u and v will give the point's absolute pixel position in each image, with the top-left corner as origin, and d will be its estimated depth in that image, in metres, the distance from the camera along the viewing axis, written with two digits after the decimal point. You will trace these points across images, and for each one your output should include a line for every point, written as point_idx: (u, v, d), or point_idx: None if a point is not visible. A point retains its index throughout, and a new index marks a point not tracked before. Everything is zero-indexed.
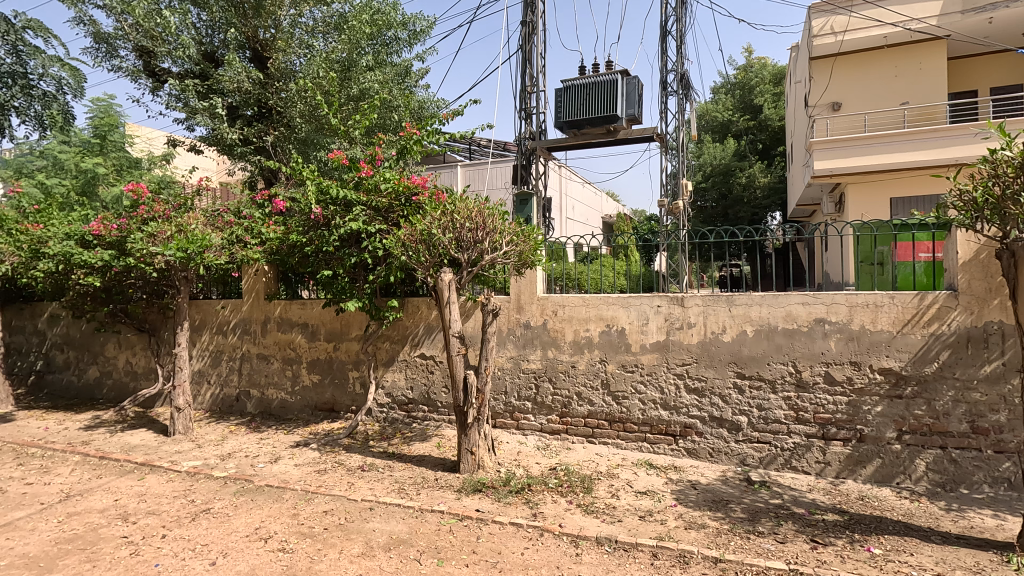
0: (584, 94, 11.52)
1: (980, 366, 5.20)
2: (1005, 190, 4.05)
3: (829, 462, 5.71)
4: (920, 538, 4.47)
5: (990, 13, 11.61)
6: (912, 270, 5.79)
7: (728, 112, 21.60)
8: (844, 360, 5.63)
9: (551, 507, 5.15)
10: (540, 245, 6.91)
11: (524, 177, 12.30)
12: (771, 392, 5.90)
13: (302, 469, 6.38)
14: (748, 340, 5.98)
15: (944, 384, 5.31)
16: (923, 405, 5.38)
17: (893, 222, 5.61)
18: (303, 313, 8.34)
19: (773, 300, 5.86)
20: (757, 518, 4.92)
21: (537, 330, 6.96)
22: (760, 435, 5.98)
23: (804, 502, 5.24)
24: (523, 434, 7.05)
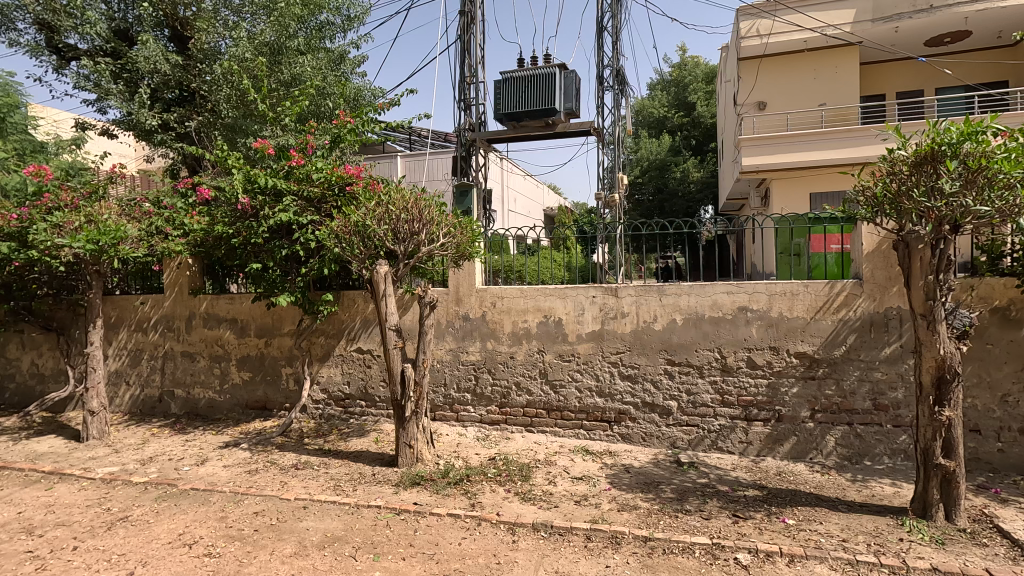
0: (523, 86, 11.57)
1: (882, 348, 5.67)
2: (901, 186, 4.42)
3: (751, 441, 6.07)
4: (828, 507, 4.85)
5: (897, 23, 12.54)
6: (825, 261, 6.21)
7: (663, 108, 22.33)
8: (764, 345, 5.98)
9: (489, 496, 5.20)
10: (478, 237, 6.91)
11: (465, 168, 12.23)
12: (699, 377, 6.20)
13: (231, 470, 6.12)
14: (677, 328, 6.24)
15: (851, 365, 5.75)
16: (832, 385, 5.81)
17: (808, 216, 5.98)
18: (232, 308, 7.97)
19: (700, 289, 6.14)
20: (685, 497, 5.18)
21: (475, 322, 6.97)
22: (689, 419, 6.27)
23: (727, 480, 5.55)
24: (463, 426, 7.07)
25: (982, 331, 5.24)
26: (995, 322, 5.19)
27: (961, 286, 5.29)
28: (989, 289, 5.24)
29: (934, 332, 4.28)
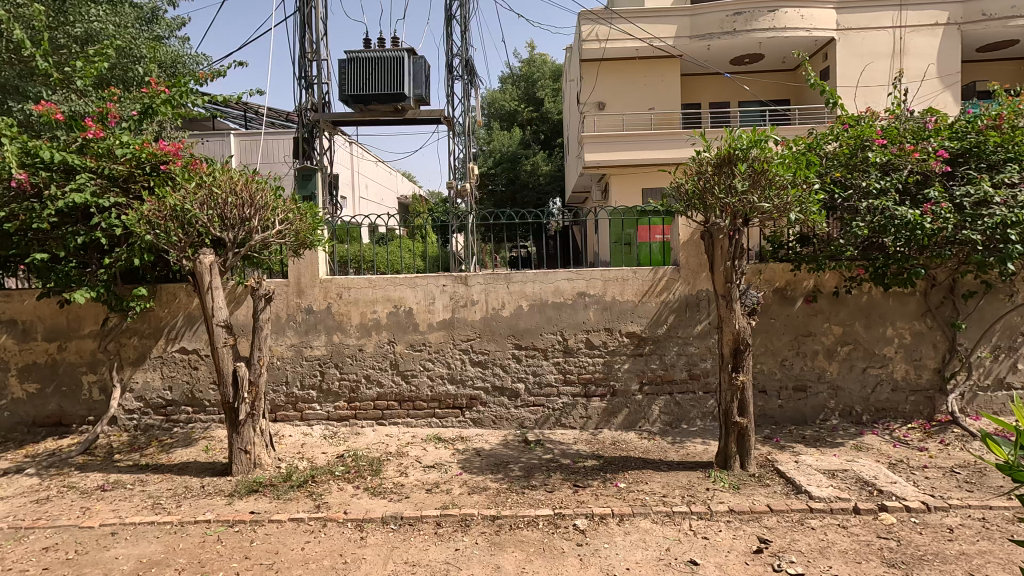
0: (371, 68, 11.12)
1: (694, 325, 6.50)
2: (706, 184, 5.07)
3: (590, 416, 6.59)
4: (653, 468, 5.46)
5: (709, 42, 14.28)
6: (650, 249, 6.92)
7: (514, 102, 23.05)
8: (600, 326, 6.51)
9: (336, 495, 4.99)
10: (320, 225, 6.51)
11: (308, 152, 11.46)
12: (544, 359, 6.55)
13: (11, 502, 5.09)
14: (524, 313, 6.52)
15: (671, 341, 6.51)
16: (656, 360, 6.53)
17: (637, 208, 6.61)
18: (8, 307, 6.58)
19: (544, 276, 6.48)
20: (532, 473, 5.46)
21: (319, 315, 6.59)
22: (535, 399, 6.61)
23: (570, 453, 5.98)
24: (308, 425, 6.67)
25: (767, 308, 6.26)
26: (776, 300, 6.24)
27: (753, 271, 6.26)
28: (772, 273, 6.27)
29: (731, 309, 5.03)
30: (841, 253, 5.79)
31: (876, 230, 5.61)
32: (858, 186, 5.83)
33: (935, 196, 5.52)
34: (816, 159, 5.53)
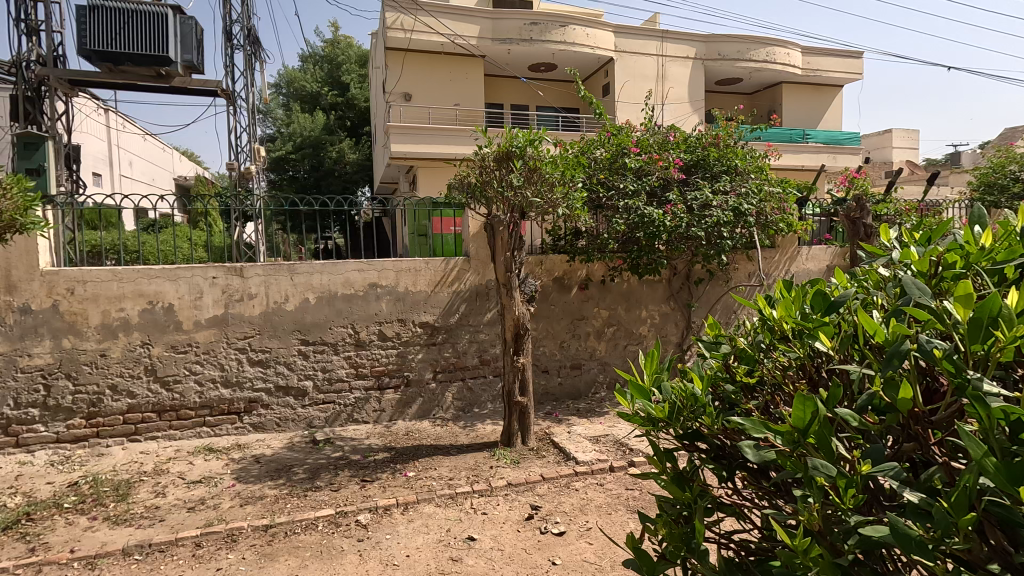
0: (123, 21, 9.32)
1: (484, 313, 6.82)
2: (486, 178, 5.28)
3: (384, 408, 6.50)
4: (442, 454, 5.59)
5: (508, 46, 14.99)
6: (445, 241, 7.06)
7: (316, 84, 21.38)
8: (393, 318, 6.43)
9: (62, 532, 4.11)
10: (39, 205, 5.22)
11: (33, 114, 9.19)
12: (333, 354, 6.24)
13: None
14: (310, 307, 6.13)
15: (463, 329, 6.73)
16: (449, 348, 6.69)
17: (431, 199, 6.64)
18: None
19: (333, 267, 6.17)
20: (317, 474, 5.18)
21: (42, 315, 5.36)
22: (325, 397, 6.29)
23: (361, 448, 5.81)
24: (28, 452, 5.41)
25: (547, 296, 6.83)
26: (555, 288, 6.83)
27: (535, 261, 6.75)
28: (552, 264, 6.84)
29: (511, 297, 5.39)
30: (606, 245, 6.62)
31: (631, 226, 6.51)
32: (618, 187, 6.68)
33: (675, 199, 6.61)
34: (584, 160, 6.17)
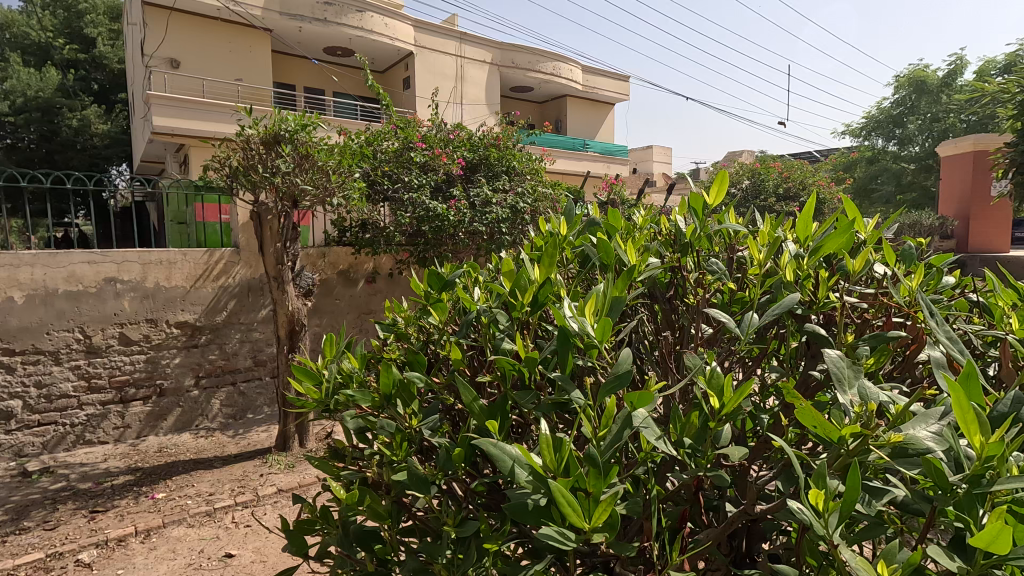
0: None
1: (258, 310, 5.99)
2: (250, 160, 4.64)
3: (129, 425, 5.41)
4: (204, 468, 4.89)
5: None
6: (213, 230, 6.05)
7: (46, 32, 16.30)
8: (139, 318, 5.31)
9: None
10: None
11: None
12: (53, 365, 4.99)
13: None
14: (15, 308, 4.77)
15: (232, 328, 5.85)
16: (216, 350, 5.78)
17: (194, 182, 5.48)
18: None
19: (51, 258, 4.86)
20: (25, 513, 4.15)
21: None
22: (41, 418, 5.02)
23: (93, 474, 4.77)
24: None
25: (331, 290, 5.97)
26: (341, 282, 6.01)
27: (315, 254, 5.82)
28: (336, 256, 6.00)
29: (284, 291, 4.85)
30: (391, 239, 5.79)
31: (417, 220, 5.71)
32: (403, 180, 5.93)
33: (457, 195, 5.94)
34: (367, 149, 5.88)
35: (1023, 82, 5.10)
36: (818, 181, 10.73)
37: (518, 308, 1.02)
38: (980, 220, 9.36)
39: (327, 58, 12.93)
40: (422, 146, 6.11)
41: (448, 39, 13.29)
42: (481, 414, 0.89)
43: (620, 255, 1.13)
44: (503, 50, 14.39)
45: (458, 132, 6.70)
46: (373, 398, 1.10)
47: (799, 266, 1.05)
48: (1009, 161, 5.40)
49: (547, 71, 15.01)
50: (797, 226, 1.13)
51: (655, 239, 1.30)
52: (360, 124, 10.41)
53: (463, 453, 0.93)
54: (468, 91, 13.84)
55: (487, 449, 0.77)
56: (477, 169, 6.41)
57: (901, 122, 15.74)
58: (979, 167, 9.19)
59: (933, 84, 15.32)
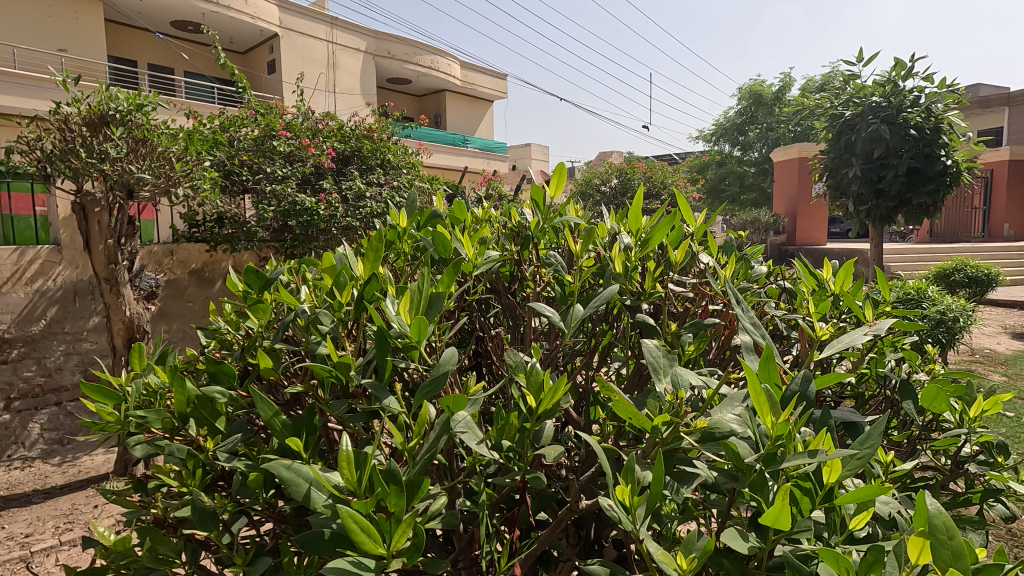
0: None
1: (88, 318, 5.17)
2: (67, 144, 3.92)
3: None
4: (18, 505, 4.04)
5: None
6: (31, 226, 5.03)
7: None
8: None
9: None
10: None
11: None
12: None
13: None
14: None
15: (54, 339, 4.99)
16: (32, 366, 4.88)
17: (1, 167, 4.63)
18: None
19: None
20: None
21: None
22: None
23: None
24: None
25: (180, 291, 5.29)
26: (193, 282, 5.35)
27: (160, 251, 5.13)
28: (186, 254, 5.33)
29: (119, 294, 4.08)
30: (253, 234, 5.17)
31: (281, 215, 5.18)
32: (264, 171, 5.34)
33: (328, 187, 5.44)
34: (221, 135, 5.24)
35: (832, 99, 5.97)
36: (676, 181, 11.65)
37: (335, 305, 0.90)
38: (804, 218, 10.78)
39: (174, 32, 11.50)
40: (286, 134, 5.56)
41: (318, 23, 12.46)
42: (285, 431, 0.76)
43: (457, 248, 1.05)
44: (378, 39, 13.75)
45: (327, 122, 6.23)
46: (166, 418, 0.90)
47: (628, 258, 1.05)
48: (824, 167, 6.25)
49: (425, 64, 14.65)
50: (628, 217, 1.14)
51: (499, 233, 1.26)
52: (212, 108, 9.35)
53: (259, 477, 0.77)
54: (341, 80, 13.05)
55: (279, 472, 0.63)
56: (349, 161, 6.02)
57: (743, 130, 17.69)
58: (803, 171, 10.58)
59: (767, 98, 17.38)
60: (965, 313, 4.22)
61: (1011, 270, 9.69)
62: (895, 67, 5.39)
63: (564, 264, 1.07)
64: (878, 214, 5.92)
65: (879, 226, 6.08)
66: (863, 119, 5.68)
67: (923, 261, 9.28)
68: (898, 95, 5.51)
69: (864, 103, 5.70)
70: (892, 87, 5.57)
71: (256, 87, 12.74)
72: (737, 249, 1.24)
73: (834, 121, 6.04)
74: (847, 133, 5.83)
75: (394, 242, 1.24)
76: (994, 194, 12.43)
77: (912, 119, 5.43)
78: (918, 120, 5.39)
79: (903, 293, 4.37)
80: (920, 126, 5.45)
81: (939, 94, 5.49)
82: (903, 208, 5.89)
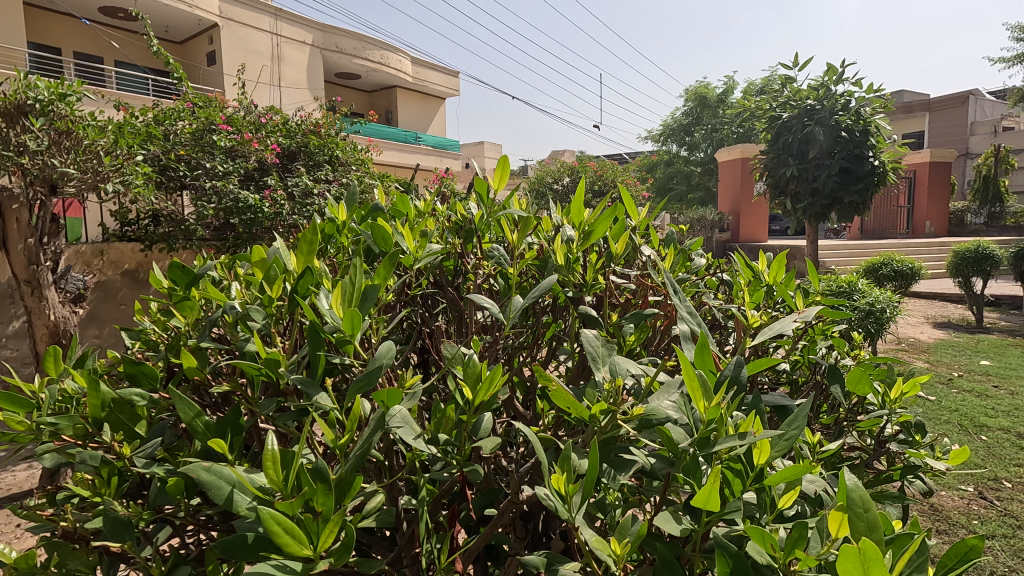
0: None
1: (7, 323, 4.80)
2: None
3: None
4: None
5: None
6: None
7: None
8: None
9: None
10: None
11: None
12: None
13: None
14: None
15: None
16: None
17: None
18: None
19: None
20: None
21: None
22: None
23: None
24: None
25: (111, 293, 4.94)
26: (126, 283, 5.02)
27: (88, 251, 4.82)
28: (117, 254, 5.02)
29: (42, 298, 3.76)
30: (192, 233, 4.89)
31: (222, 212, 4.95)
32: (204, 166, 5.09)
33: (273, 183, 5.25)
34: (155, 128, 4.95)
35: (772, 100, 6.24)
36: (626, 180, 11.90)
37: (265, 301, 0.87)
38: (747, 216, 11.21)
39: (103, 19, 10.82)
40: (227, 128, 5.31)
41: (261, 14, 11.99)
42: (208, 433, 0.72)
43: (398, 241, 1.04)
44: (326, 32, 13.37)
45: (271, 116, 6.00)
46: (79, 424, 0.84)
47: (570, 250, 1.06)
48: (765, 166, 6.52)
49: (374, 59, 14.38)
50: (570, 210, 1.15)
51: (442, 226, 1.25)
52: (145, 99, 8.84)
53: (179, 482, 0.73)
54: (286, 73, 12.62)
55: (197, 476, 0.60)
56: (295, 157, 5.83)
57: (689, 131, 18.27)
58: (745, 171, 11.00)
59: (712, 100, 17.99)
60: (892, 305, 4.49)
61: (932, 264, 10.42)
62: (827, 72, 5.69)
63: (506, 256, 1.07)
64: (813, 212, 6.23)
65: (814, 223, 6.39)
66: (799, 121, 5.97)
67: (854, 256, 9.84)
68: (831, 99, 5.81)
69: (800, 106, 5.99)
70: (825, 91, 5.87)
71: (194, 79, 12.16)
72: (677, 242, 1.28)
73: (773, 123, 6.33)
74: (785, 134, 6.11)
75: (332, 235, 1.21)
76: (917, 193, 13.33)
77: (843, 122, 5.74)
78: (849, 123, 5.71)
79: (835, 287, 4.61)
80: (850, 129, 5.77)
81: (867, 99, 5.83)
82: (835, 206, 6.21)
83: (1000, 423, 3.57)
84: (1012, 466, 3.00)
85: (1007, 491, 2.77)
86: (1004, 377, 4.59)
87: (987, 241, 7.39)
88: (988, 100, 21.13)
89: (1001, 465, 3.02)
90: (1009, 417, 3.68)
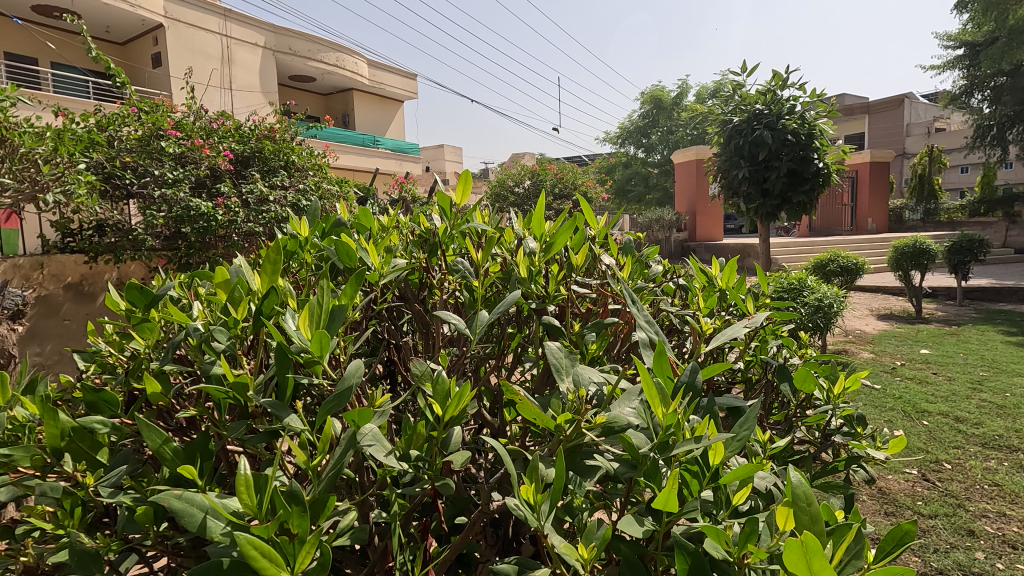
0: None
1: None
2: None
3: None
4: None
5: None
6: None
7: None
8: None
9: None
10: None
11: None
12: None
13: None
14: None
15: None
16: None
17: None
18: None
19: None
20: None
21: None
22: None
23: None
24: None
25: (53, 308, 4.57)
26: (69, 298, 4.65)
27: (26, 263, 4.42)
28: (59, 266, 4.63)
29: None
30: (142, 243, 4.66)
31: (173, 221, 4.77)
32: (151, 174, 4.86)
33: (226, 190, 5.08)
34: (97, 135, 4.69)
35: (722, 104, 6.52)
36: (586, 183, 12.09)
37: (229, 322, 0.87)
38: (703, 216, 11.53)
39: (36, 18, 10.23)
40: (176, 134, 5.08)
41: (209, 14, 11.56)
42: (176, 459, 0.72)
43: (363, 258, 1.05)
44: (278, 33, 13.02)
45: (223, 122, 5.79)
46: (37, 454, 0.82)
47: (532, 263, 1.11)
48: (718, 168, 6.74)
49: (331, 61, 14.13)
50: (531, 222, 1.19)
51: (406, 239, 1.28)
52: (85, 105, 8.45)
53: (146, 511, 0.74)
54: (237, 75, 12.19)
55: (169, 503, 0.60)
56: (248, 163, 5.61)
57: (646, 133, 18.84)
58: (699, 173, 11.31)
59: (667, 103, 18.52)
60: (838, 299, 4.69)
61: (874, 259, 11.00)
62: (773, 78, 5.94)
63: (471, 269, 1.12)
64: (764, 212, 6.46)
65: (765, 223, 6.62)
66: (749, 124, 6.20)
67: (804, 253, 10.24)
68: (777, 103, 6.06)
69: (749, 110, 6.22)
70: (772, 96, 6.11)
71: (138, 81, 11.69)
72: (634, 250, 1.35)
73: (724, 126, 6.57)
74: (736, 138, 6.32)
75: (294, 252, 1.23)
76: (859, 192, 14.03)
77: (790, 126, 5.97)
78: (795, 126, 5.94)
79: (787, 283, 4.81)
80: (796, 132, 6.01)
81: (811, 104, 6.08)
82: (784, 207, 6.45)
83: (940, 408, 3.80)
84: (949, 448, 3.21)
85: (947, 471, 2.95)
86: (942, 365, 4.88)
87: (925, 237, 7.79)
88: (919, 103, 22.53)
89: (940, 447, 3.22)
90: (947, 402, 3.93)
